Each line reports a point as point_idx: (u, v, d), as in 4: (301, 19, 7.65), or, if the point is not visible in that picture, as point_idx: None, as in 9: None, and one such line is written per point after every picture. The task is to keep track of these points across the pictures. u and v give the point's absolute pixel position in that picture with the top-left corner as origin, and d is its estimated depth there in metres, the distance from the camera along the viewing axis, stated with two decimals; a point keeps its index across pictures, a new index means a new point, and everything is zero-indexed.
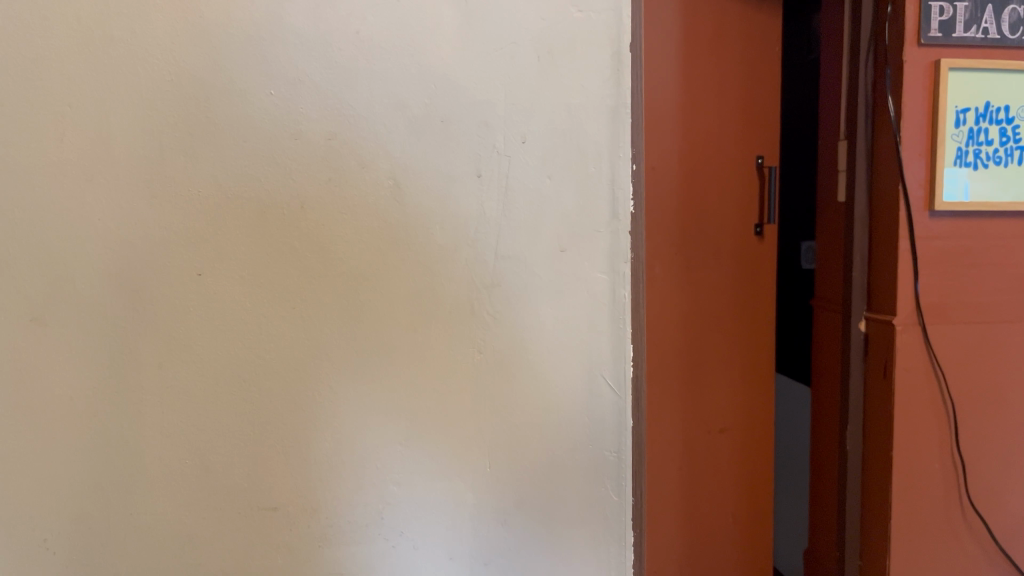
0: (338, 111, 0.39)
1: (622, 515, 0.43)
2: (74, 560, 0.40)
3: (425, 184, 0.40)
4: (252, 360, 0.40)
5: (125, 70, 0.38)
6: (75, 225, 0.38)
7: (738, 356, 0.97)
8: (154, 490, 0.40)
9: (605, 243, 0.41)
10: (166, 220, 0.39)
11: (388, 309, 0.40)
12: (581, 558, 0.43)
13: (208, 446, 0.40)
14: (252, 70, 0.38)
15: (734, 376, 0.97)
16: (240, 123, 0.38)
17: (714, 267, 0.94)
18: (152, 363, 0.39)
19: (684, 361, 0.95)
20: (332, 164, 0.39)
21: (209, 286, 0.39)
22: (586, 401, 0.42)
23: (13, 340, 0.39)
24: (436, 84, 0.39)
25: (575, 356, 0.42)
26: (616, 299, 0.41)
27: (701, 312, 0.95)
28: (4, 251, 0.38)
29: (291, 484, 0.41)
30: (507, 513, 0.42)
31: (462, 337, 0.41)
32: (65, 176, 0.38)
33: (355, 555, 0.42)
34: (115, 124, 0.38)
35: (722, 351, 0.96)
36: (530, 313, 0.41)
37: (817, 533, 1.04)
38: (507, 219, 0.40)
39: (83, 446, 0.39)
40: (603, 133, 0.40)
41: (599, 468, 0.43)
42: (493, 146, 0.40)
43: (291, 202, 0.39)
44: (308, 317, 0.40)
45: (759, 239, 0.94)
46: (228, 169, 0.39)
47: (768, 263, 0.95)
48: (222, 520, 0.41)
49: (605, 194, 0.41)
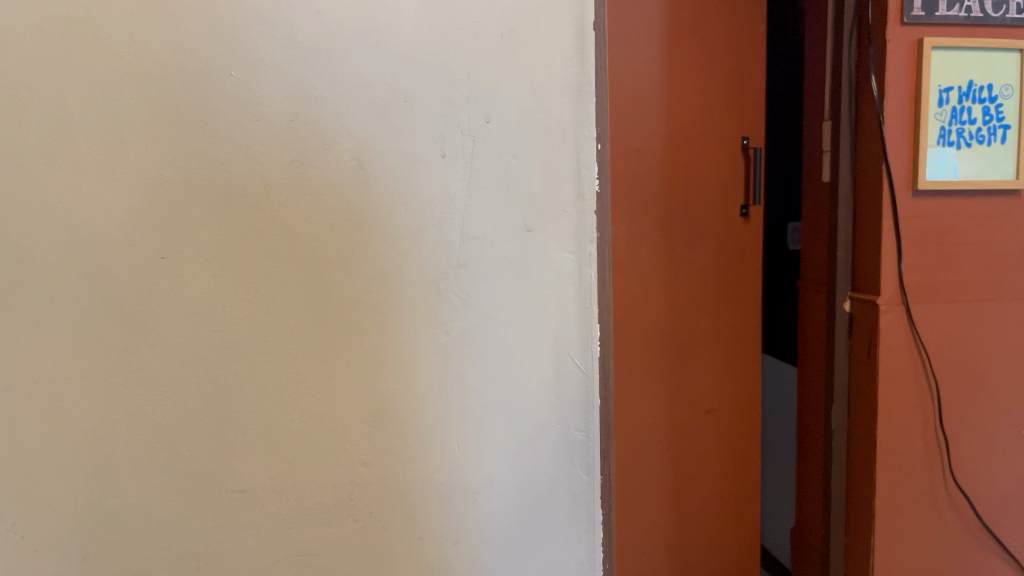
0: (302, 91, 0.39)
1: (591, 493, 0.44)
2: (43, 543, 0.40)
3: (389, 166, 0.40)
4: (220, 344, 0.40)
5: (84, 52, 0.37)
6: (34, 207, 0.38)
7: (724, 339, 0.97)
8: (121, 475, 0.40)
9: (571, 223, 0.41)
10: (131, 205, 0.38)
11: (355, 290, 0.40)
12: (552, 538, 0.44)
13: (178, 429, 0.40)
14: (216, 52, 0.38)
15: (720, 357, 0.98)
16: (205, 105, 0.38)
17: (699, 249, 0.94)
18: (118, 347, 0.39)
19: (670, 342, 0.95)
20: (296, 146, 0.39)
21: (173, 270, 0.39)
22: (553, 381, 0.42)
23: None
24: (398, 63, 0.39)
25: (544, 336, 0.42)
26: (583, 279, 0.42)
27: (686, 294, 0.95)
28: None
29: (258, 468, 0.41)
30: (476, 495, 0.43)
31: (430, 320, 0.41)
32: (25, 159, 0.38)
33: (327, 535, 0.42)
34: (77, 108, 0.38)
35: (709, 333, 0.97)
36: (496, 295, 0.41)
37: (803, 511, 1.05)
38: (472, 200, 0.40)
39: (53, 430, 0.39)
40: (568, 113, 0.41)
41: (568, 447, 0.43)
42: (457, 126, 0.40)
43: (255, 185, 0.39)
44: (273, 300, 0.40)
45: (744, 220, 0.94)
46: (193, 150, 0.38)
47: (754, 245, 0.95)
48: (191, 504, 0.41)
49: (571, 174, 0.41)
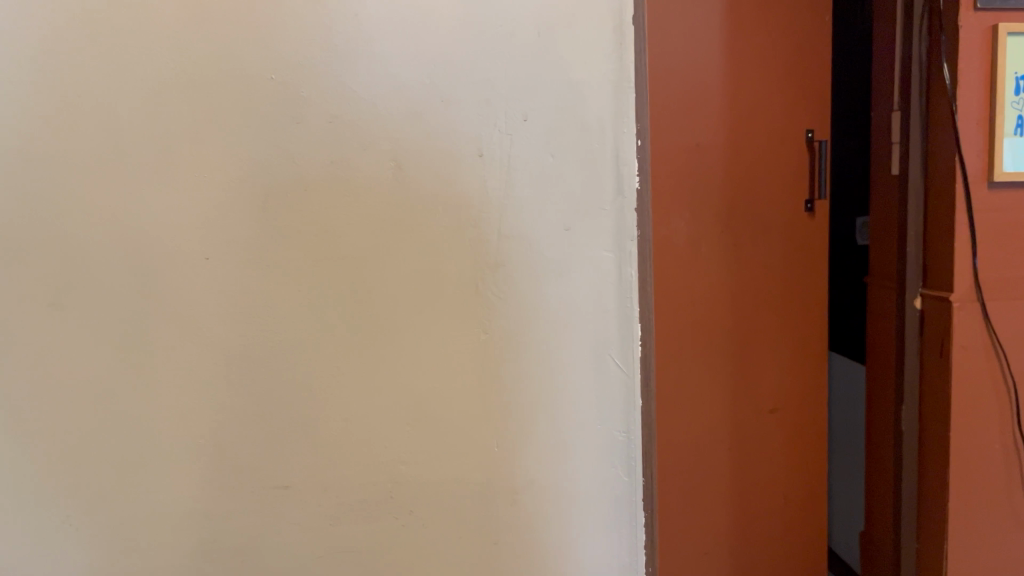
0: (341, 93, 0.39)
1: (633, 496, 0.43)
2: (97, 536, 0.42)
3: (426, 166, 0.40)
4: (264, 343, 0.41)
5: (131, 60, 0.38)
6: (85, 211, 0.39)
7: (785, 337, 0.95)
8: (171, 470, 0.41)
9: (611, 221, 0.41)
10: (177, 208, 0.40)
11: (392, 290, 0.41)
12: (593, 538, 0.43)
13: (222, 426, 0.41)
14: (256, 56, 0.39)
15: (784, 356, 0.95)
16: (245, 109, 0.39)
17: (761, 246, 0.92)
18: (165, 345, 0.40)
19: (733, 340, 0.93)
20: (335, 148, 0.39)
21: (218, 270, 0.40)
22: (593, 381, 0.42)
23: (34, 325, 0.40)
24: (434, 63, 0.39)
25: (584, 335, 0.42)
26: (623, 278, 0.41)
27: (748, 292, 0.93)
28: (24, 241, 0.40)
29: (301, 465, 0.42)
30: (516, 493, 0.43)
31: (469, 319, 0.41)
32: (76, 165, 0.39)
33: (367, 533, 0.43)
34: (126, 115, 0.39)
35: (772, 331, 0.94)
36: (534, 293, 0.41)
37: (873, 515, 1.01)
38: (510, 199, 0.40)
39: (104, 427, 0.41)
40: (606, 109, 0.40)
41: (609, 449, 0.42)
42: (495, 124, 0.40)
43: (295, 187, 0.40)
44: (314, 299, 0.41)
45: (810, 216, 0.91)
46: (235, 154, 0.39)
47: (820, 241, 0.92)
48: (235, 499, 0.42)
49: (611, 171, 0.40)
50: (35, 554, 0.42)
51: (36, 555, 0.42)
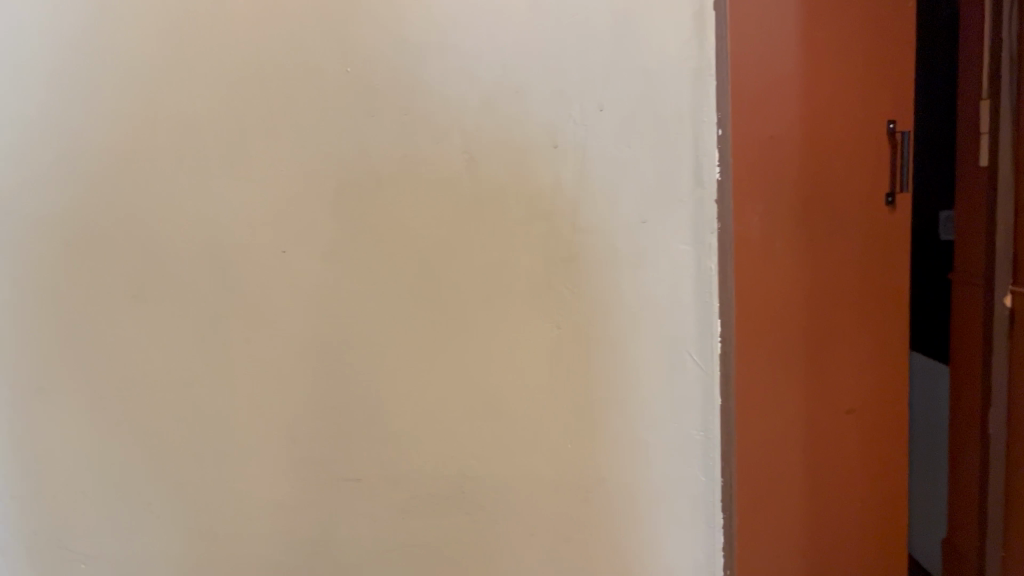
0: (414, 85, 0.39)
1: (710, 495, 0.42)
2: (174, 523, 0.43)
3: (499, 157, 0.39)
4: (336, 337, 0.41)
5: (209, 55, 0.39)
6: (165, 204, 0.40)
7: (866, 339, 0.90)
8: (246, 462, 0.42)
9: (689, 212, 0.40)
10: (253, 201, 0.40)
11: (464, 283, 0.40)
12: (667, 538, 0.42)
13: (295, 417, 0.41)
14: (330, 49, 0.38)
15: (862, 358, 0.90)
16: (319, 101, 0.39)
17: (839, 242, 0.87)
18: (241, 337, 0.41)
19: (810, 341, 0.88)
20: (407, 140, 0.39)
21: (293, 262, 0.40)
22: (669, 377, 0.41)
23: (115, 316, 0.41)
24: (508, 52, 0.38)
25: (660, 330, 0.40)
26: (702, 271, 0.40)
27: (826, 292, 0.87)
28: (106, 233, 0.41)
29: (372, 458, 0.42)
30: (588, 491, 0.42)
31: (542, 312, 0.40)
32: (156, 158, 0.40)
33: (437, 528, 0.42)
34: (203, 109, 0.39)
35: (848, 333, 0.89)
36: (608, 286, 0.40)
37: (956, 523, 0.97)
38: (584, 191, 0.39)
39: (181, 416, 0.42)
40: (685, 97, 0.39)
41: (686, 446, 0.41)
42: (569, 114, 0.39)
43: (368, 180, 0.40)
44: (387, 293, 0.40)
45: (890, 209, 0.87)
46: (309, 147, 0.39)
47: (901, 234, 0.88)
48: (307, 490, 0.42)
49: (690, 161, 0.39)
50: (118, 538, 0.43)
51: (118, 540, 0.43)
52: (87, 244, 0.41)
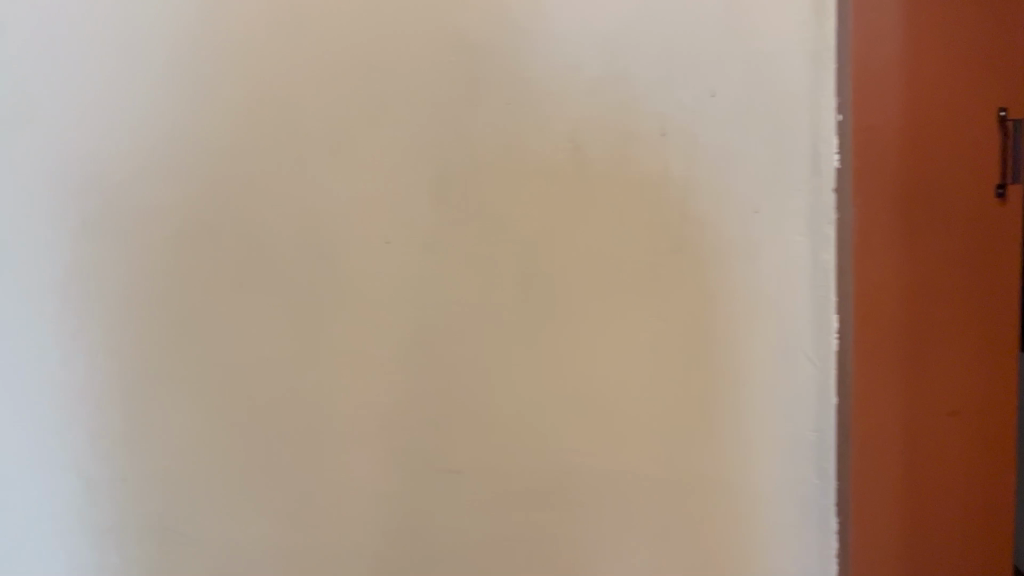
0: (519, 72, 0.38)
1: (822, 494, 0.40)
2: (276, 508, 0.43)
3: (604, 145, 0.38)
4: (437, 327, 0.40)
5: (313, 45, 0.39)
6: (269, 194, 0.40)
7: None
8: (348, 449, 0.42)
9: (805, 202, 0.38)
10: (356, 191, 0.40)
11: (567, 275, 0.39)
12: (775, 538, 0.41)
13: (397, 407, 0.41)
14: (434, 38, 0.38)
15: None
16: (422, 90, 0.39)
17: None
18: (344, 325, 0.41)
19: None
20: (511, 128, 0.38)
21: (395, 252, 0.40)
22: (780, 373, 0.39)
23: (220, 303, 0.41)
24: (616, 37, 0.37)
25: (772, 325, 0.39)
26: (818, 263, 0.38)
27: None
28: (210, 222, 0.41)
29: (473, 450, 0.41)
30: (691, 491, 0.41)
31: (647, 305, 0.39)
32: (261, 149, 0.40)
33: (537, 522, 0.42)
34: (308, 100, 0.39)
35: None
36: (717, 280, 0.39)
37: None
38: (694, 180, 0.38)
39: (285, 403, 0.42)
40: (802, 81, 0.37)
41: (797, 444, 0.40)
42: (679, 100, 0.38)
43: (470, 170, 0.39)
44: (489, 284, 0.40)
45: None
46: (412, 137, 0.39)
47: None
48: (408, 480, 0.42)
49: (807, 148, 0.38)
50: (218, 528, 0.43)
51: (218, 527, 0.43)
52: (192, 233, 0.41)
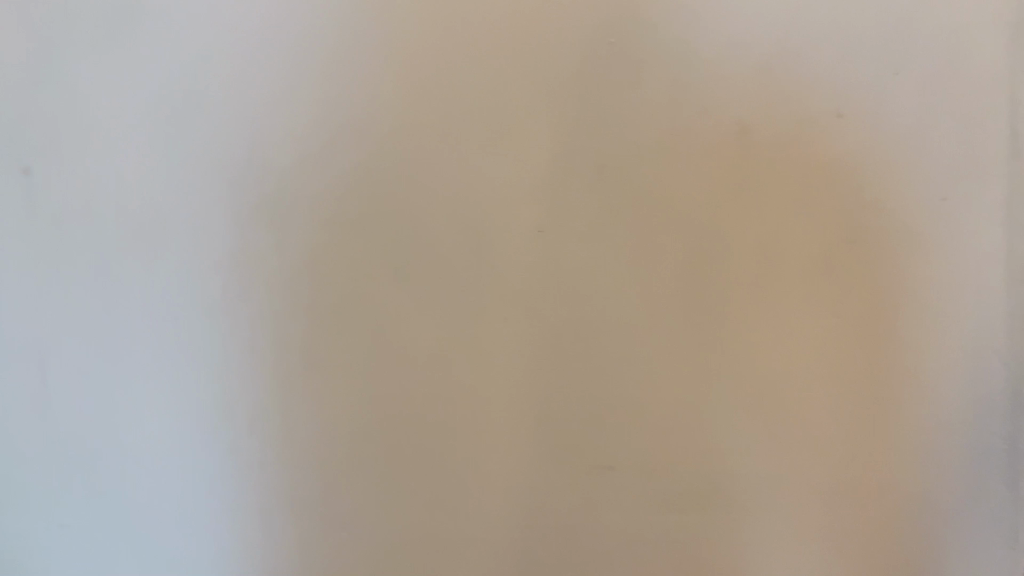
0: (687, 53, 0.36)
1: (1014, 500, 0.37)
2: (421, 506, 0.42)
3: (777, 128, 0.36)
4: (593, 319, 0.39)
5: (463, 25, 0.37)
6: (416, 181, 0.39)
7: None
8: (495, 445, 0.41)
9: (1002, 184, 0.35)
10: (507, 180, 0.38)
11: (733, 265, 0.37)
12: (962, 548, 0.38)
13: (548, 401, 0.40)
14: (594, 17, 0.36)
15: None
16: (582, 72, 0.37)
17: None
18: (495, 317, 0.40)
19: None
20: (677, 110, 0.37)
21: (549, 243, 0.39)
22: (968, 371, 0.37)
23: (362, 295, 0.40)
24: (789, 12, 0.35)
25: (962, 317, 0.36)
26: (1014, 253, 0.36)
27: None
28: (354, 210, 0.39)
29: (628, 446, 0.40)
30: (865, 493, 0.38)
31: (820, 297, 0.37)
32: (408, 135, 0.38)
33: (692, 523, 0.40)
34: (458, 82, 0.38)
35: None
36: (902, 270, 0.36)
37: None
38: (879, 163, 0.36)
39: (429, 397, 0.41)
40: (1000, 52, 0.35)
41: (984, 445, 0.37)
42: (864, 79, 0.35)
43: (631, 157, 0.37)
44: (649, 273, 0.38)
45: None
46: (571, 121, 0.37)
47: None
48: (558, 476, 0.40)
49: (1004, 126, 0.35)
50: (357, 519, 0.42)
51: (356, 521, 0.42)
52: (335, 224, 0.40)
